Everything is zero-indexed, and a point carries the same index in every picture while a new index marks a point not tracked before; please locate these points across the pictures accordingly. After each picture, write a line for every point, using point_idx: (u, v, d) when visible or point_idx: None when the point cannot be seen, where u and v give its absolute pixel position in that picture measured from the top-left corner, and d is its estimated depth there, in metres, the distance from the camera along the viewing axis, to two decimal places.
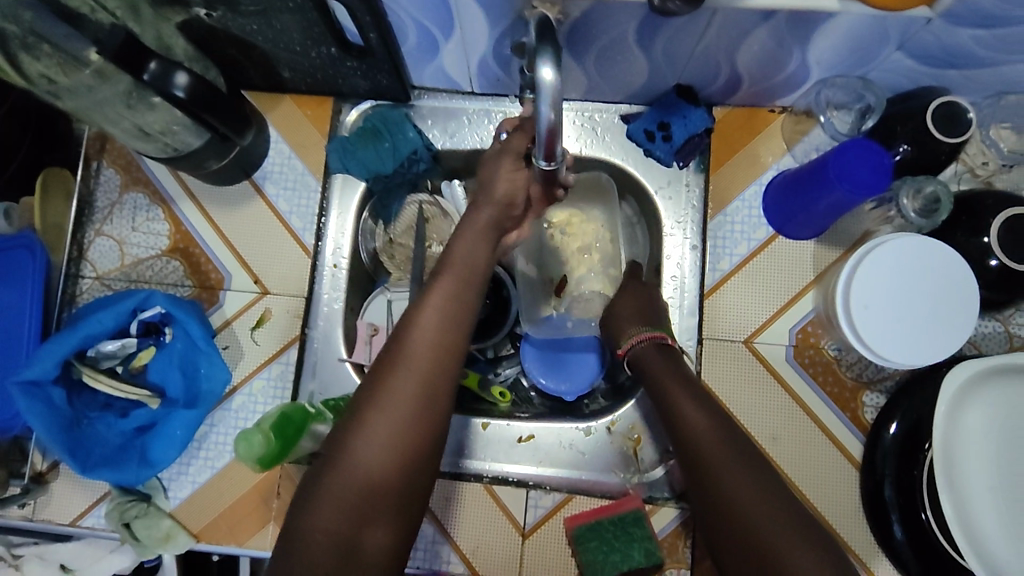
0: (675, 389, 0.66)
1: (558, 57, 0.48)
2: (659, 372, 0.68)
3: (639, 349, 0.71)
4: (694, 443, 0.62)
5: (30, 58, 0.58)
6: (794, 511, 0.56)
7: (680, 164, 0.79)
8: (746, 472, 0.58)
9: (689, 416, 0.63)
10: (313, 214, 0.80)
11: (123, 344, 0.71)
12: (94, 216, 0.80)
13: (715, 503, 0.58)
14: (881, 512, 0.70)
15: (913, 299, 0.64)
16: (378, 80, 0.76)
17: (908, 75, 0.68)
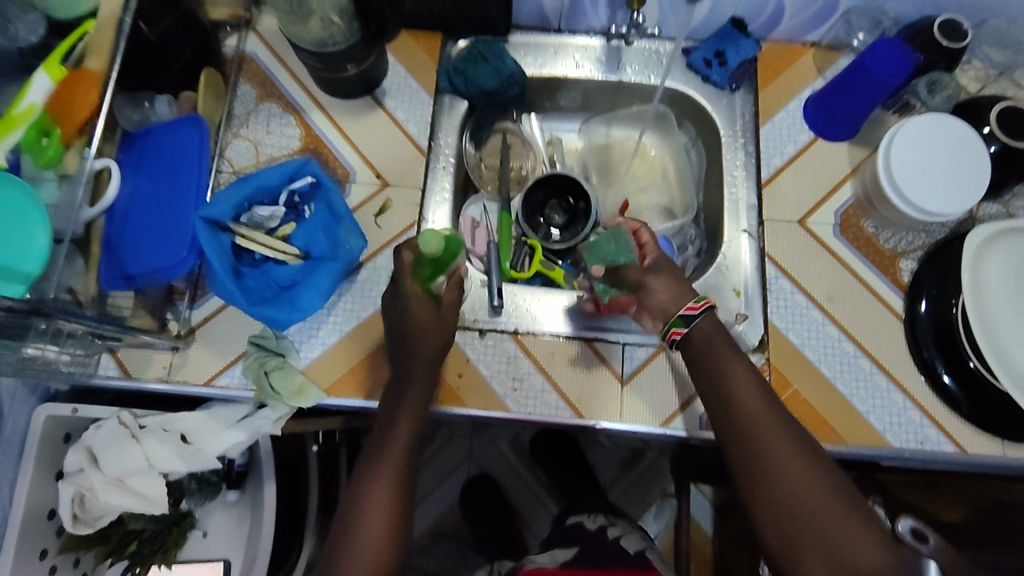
0: (722, 354, 0.72)
1: None
2: (713, 339, 0.73)
3: (702, 325, 0.73)
4: (743, 399, 0.68)
5: None
6: (817, 457, 0.65)
7: (733, 87, 0.95)
8: (779, 426, 0.66)
9: (738, 373, 0.70)
10: (426, 122, 0.93)
11: (273, 212, 0.81)
12: (232, 121, 0.91)
13: (753, 451, 0.66)
14: (930, 362, 0.82)
15: (941, 162, 0.79)
16: (488, 11, 0.92)
17: (916, 4, 0.87)
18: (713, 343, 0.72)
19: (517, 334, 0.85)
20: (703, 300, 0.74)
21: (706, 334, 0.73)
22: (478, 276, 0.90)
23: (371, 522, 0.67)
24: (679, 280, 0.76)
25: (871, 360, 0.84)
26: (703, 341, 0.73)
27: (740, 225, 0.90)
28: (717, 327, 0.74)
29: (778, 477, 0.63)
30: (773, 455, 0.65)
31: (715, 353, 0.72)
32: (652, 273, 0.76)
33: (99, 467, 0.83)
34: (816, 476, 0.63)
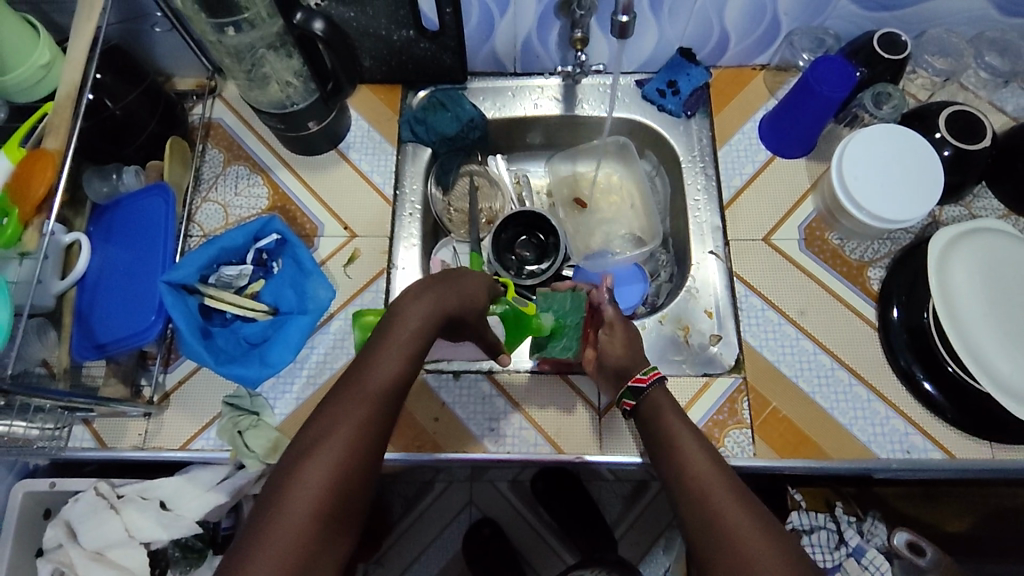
0: (669, 409, 0.70)
1: None
2: (661, 406, 0.71)
3: (652, 396, 0.72)
4: (693, 466, 0.63)
5: (196, 11, 0.73)
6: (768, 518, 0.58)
7: (688, 114, 0.97)
8: (731, 489, 0.60)
9: (690, 444, 0.66)
10: (390, 172, 0.95)
11: (241, 271, 0.82)
12: (201, 185, 0.93)
13: (704, 512, 0.59)
14: (910, 372, 0.81)
15: (894, 171, 0.80)
16: (443, 61, 0.95)
17: (855, 21, 0.89)
18: (661, 412, 0.70)
19: (493, 374, 0.84)
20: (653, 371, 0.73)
21: (657, 402, 0.71)
22: None
23: (330, 458, 0.55)
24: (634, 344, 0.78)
25: (850, 372, 0.83)
26: (653, 410, 0.71)
27: (706, 247, 0.91)
28: (668, 398, 0.72)
29: (717, 514, 0.59)
30: (723, 514, 0.58)
31: (667, 426, 0.69)
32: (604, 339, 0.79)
33: (78, 541, 0.83)
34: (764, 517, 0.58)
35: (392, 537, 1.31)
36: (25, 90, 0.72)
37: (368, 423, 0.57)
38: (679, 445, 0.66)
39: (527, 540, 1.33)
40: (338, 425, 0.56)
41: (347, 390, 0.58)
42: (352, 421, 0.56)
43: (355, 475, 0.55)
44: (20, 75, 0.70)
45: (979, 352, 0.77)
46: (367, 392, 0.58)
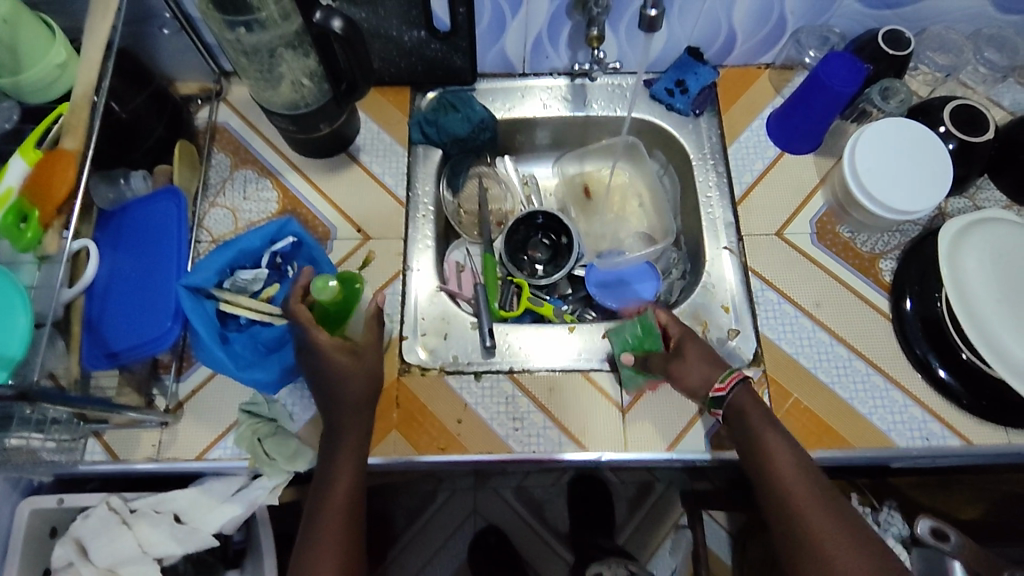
0: (754, 417, 0.72)
1: None
2: (746, 410, 0.72)
3: (735, 400, 0.73)
4: (785, 479, 0.67)
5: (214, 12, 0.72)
6: (858, 528, 0.64)
7: (697, 112, 0.98)
8: (820, 501, 0.66)
9: (781, 453, 0.69)
10: (402, 174, 0.94)
11: (256, 274, 0.79)
12: (209, 191, 0.92)
13: (794, 526, 0.66)
14: (925, 360, 0.83)
15: (906, 163, 0.81)
16: (454, 62, 0.95)
17: (859, 19, 0.91)
18: (747, 412, 0.72)
19: (514, 373, 0.84)
20: (732, 377, 0.74)
21: (741, 406, 0.72)
22: (468, 318, 0.89)
23: (329, 523, 0.67)
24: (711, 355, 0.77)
25: (867, 362, 0.84)
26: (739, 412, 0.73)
27: (719, 242, 0.92)
28: (750, 396, 0.74)
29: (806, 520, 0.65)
30: (811, 527, 0.65)
31: (756, 433, 0.71)
32: (677, 364, 0.76)
33: (88, 560, 0.80)
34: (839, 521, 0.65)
35: (395, 551, 1.27)
36: (40, 89, 0.71)
37: (348, 525, 0.68)
38: (769, 454, 0.69)
39: (533, 547, 1.31)
40: (323, 532, 0.67)
41: (325, 504, 0.68)
42: (336, 528, 0.67)
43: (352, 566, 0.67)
44: (37, 74, 0.69)
45: (992, 335, 0.78)
46: (339, 502, 0.68)
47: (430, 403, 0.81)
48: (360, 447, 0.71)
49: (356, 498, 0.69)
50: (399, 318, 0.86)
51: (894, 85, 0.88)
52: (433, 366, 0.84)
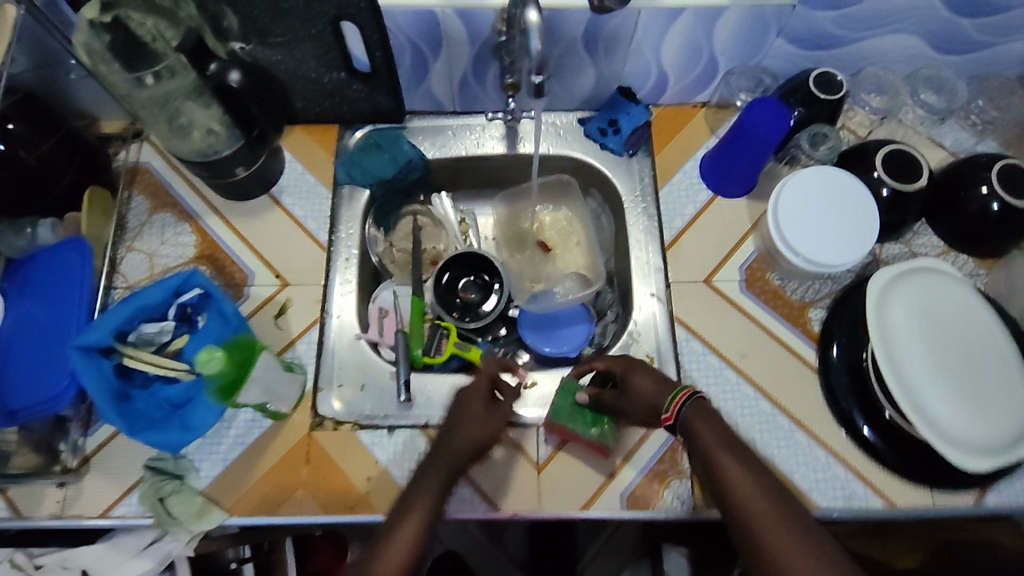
0: (706, 433, 0.68)
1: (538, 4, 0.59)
2: (694, 424, 0.69)
3: (685, 414, 0.70)
4: (744, 498, 0.63)
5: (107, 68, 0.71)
6: (821, 548, 0.59)
7: (630, 152, 0.96)
8: (782, 528, 0.61)
9: (735, 470, 0.65)
10: (325, 217, 0.92)
11: (162, 327, 0.78)
12: (126, 235, 0.90)
13: (757, 547, 0.61)
14: (848, 413, 0.81)
15: (830, 213, 0.79)
16: (378, 102, 0.92)
17: (792, 60, 0.89)
18: (692, 421, 0.69)
19: (428, 428, 0.82)
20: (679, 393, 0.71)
21: (689, 418, 0.69)
22: (387, 367, 0.87)
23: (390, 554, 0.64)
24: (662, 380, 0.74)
25: (790, 418, 0.82)
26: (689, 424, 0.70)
27: (648, 289, 0.89)
28: (701, 411, 0.70)
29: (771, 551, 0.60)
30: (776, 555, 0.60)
31: (710, 449, 0.67)
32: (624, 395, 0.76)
33: None
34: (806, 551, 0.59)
35: None
36: None
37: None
38: (723, 472, 0.65)
39: None
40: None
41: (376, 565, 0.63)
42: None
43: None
44: None
45: (913, 392, 0.76)
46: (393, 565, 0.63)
47: (340, 459, 0.80)
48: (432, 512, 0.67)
49: (416, 556, 0.65)
50: (314, 370, 0.84)
51: (825, 132, 0.88)
52: (347, 420, 0.82)
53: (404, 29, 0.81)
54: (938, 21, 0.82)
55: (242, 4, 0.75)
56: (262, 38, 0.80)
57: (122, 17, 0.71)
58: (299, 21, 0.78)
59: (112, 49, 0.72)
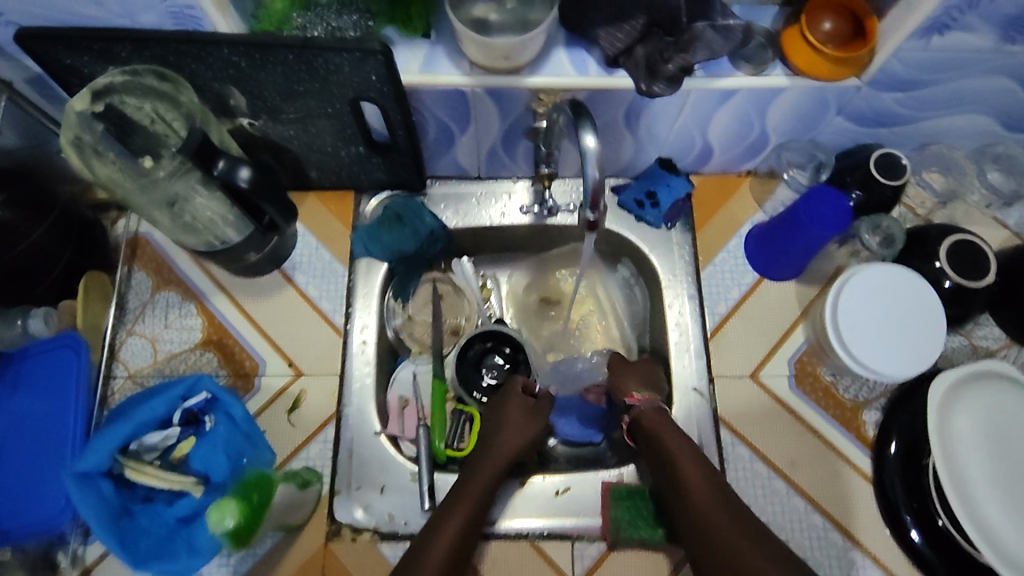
0: (666, 434, 0.73)
1: (597, 125, 0.55)
2: (656, 427, 0.74)
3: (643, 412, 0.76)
4: (695, 500, 0.67)
5: (101, 163, 0.66)
6: (771, 545, 0.63)
7: (669, 225, 0.88)
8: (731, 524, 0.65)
9: (690, 471, 0.69)
10: (341, 297, 0.85)
11: (166, 434, 0.71)
12: (127, 317, 0.83)
13: (706, 541, 0.65)
14: (896, 510, 0.76)
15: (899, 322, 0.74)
16: (398, 173, 0.85)
17: (850, 136, 0.81)
18: (648, 423, 0.75)
19: None
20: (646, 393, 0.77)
21: (642, 415, 0.76)
22: (408, 466, 0.80)
23: (449, 517, 0.68)
24: (648, 380, 0.80)
25: (843, 532, 0.77)
26: (643, 423, 0.76)
27: (688, 382, 0.82)
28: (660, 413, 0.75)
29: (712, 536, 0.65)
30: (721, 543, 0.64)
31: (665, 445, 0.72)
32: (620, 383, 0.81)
33: None
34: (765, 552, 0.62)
35: None
36: None
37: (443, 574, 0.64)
38: (683, 477, 0.69)
39: None
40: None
41: (430, 544, 0.66)
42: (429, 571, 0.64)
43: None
44: None
45: (969, 496, 0.72)
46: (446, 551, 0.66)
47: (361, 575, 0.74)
48: (479, 501, 0.70)
49: (466, 529, 0.68)
50: (331, 473, 0.78)
51: (892, 228, 0.81)
52: (366, 528, 0.76)
53: (429, 106, 0.73)
54: (1014, 103, 0.75)
55: (253, 85, 0.67)
56: (272, 115, 0.72)
57: (117, 104, 0.65)
58: (315, 101, 0.70)
59: (105, 138, 0.66)
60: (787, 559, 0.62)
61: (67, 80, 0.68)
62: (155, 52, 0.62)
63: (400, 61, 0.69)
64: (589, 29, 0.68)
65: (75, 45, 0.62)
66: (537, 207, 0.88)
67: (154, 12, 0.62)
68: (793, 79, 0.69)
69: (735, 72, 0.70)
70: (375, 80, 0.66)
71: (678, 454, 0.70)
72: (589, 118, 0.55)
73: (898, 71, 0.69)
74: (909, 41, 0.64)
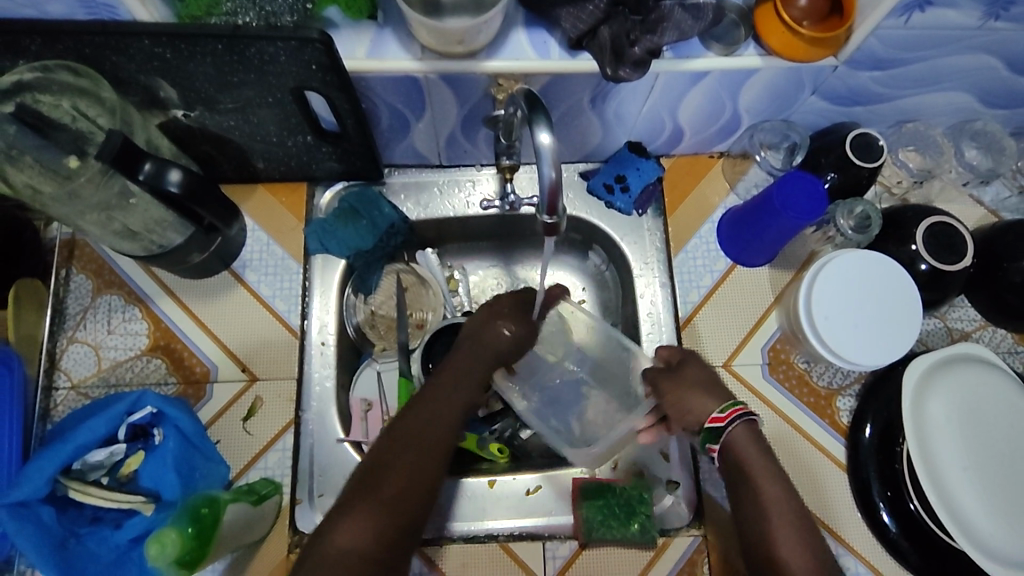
0: (755, 462, 0.65)
1: (552, 123, 0.53)
2: (743, 453, 0.66)
3: (731, 434, 0.67)
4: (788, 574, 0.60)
5: (16, 169, 0.61)
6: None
7: (639, 211, 0.85)
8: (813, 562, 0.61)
9: (784, 532, 0.62)
10: (296, 296, 0.81)
11: (111, 451, 0.67)
12: (66, 323, 0.78)
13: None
14: (869, 496, 0.75)
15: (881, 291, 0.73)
16: (352, 162, 0.79)
17: (824, 115, 0.78)
18: (737, 443, 0.67)
19: (422, 546, 0.74)
20: (733, 409, 0.67)
21: (733, 438, 0.67)
22: None
23: (428, 415, 0.69)
24: (712, 388, 0.71)
25: (817, 522, 0.76)
26: (732, 447, 0.67)
27: None
28: (750, 435, 0.67)
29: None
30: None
31: (759, 490, 0.64)
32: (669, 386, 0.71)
33: None
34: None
35: None
36: None
37: (408, 479, 0.64)
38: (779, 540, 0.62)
39: None
40: (382, 483, 0.63)
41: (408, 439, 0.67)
42: (391, 475, 0.64)
43: (389, 522, 0.62)
44: None
45: (947, 490, 0.70)
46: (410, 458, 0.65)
47: None
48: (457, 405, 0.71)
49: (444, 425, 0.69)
50: (291, 482, 0.75)
51: (872, 217, 0.78)
52: None
53: (380, 93, 0.67)
54: (994, 80, 0.72)
55: (181, 75, 0.61)
56: (208, 106, 0.66)
57: (30, 103, 0.60)
58: (254, 92, 0.64)
59: (22, 136, 0.60)
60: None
61: None
62: (68, 45, 0.57)
63: (344, 47, 0.63)
64: (550, 9, 0.63)
65: None
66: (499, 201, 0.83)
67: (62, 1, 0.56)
68: (766, 59, 0.66)
69: (706, 52, 0.66)
70: (315, 70, 0.61)
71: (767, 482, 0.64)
72: (543, 116, 0.52)
73: (875, 49, 0.65)
74: (888, 19, 0.61)
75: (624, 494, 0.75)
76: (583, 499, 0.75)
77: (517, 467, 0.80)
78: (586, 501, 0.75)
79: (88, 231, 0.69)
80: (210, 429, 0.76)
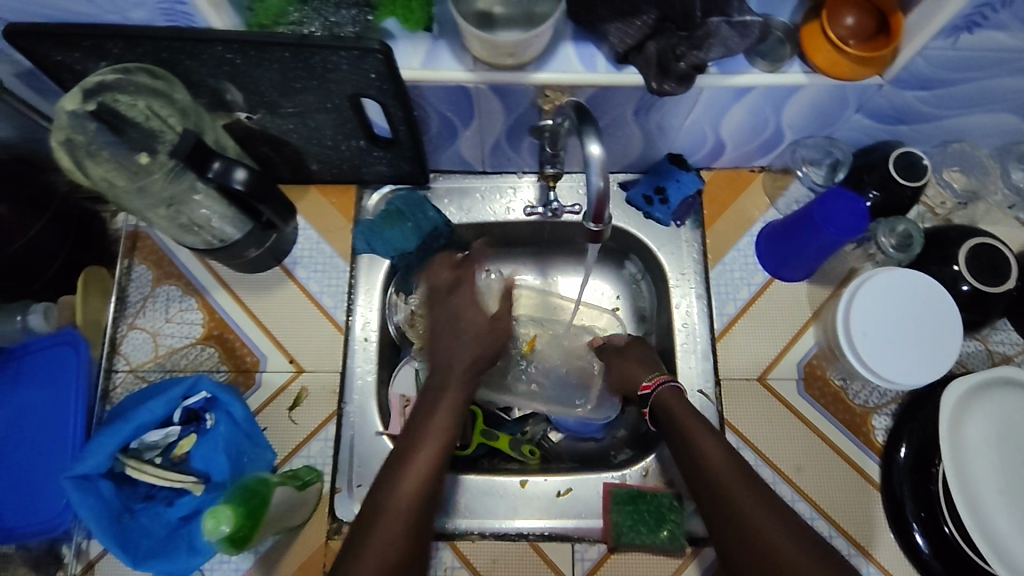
0: (683, 415, 0.69)
1: (600, 135, 0.55)
2: (670, 404, 0.71)
3: (658, 394, 0.73)
4: (748, 518, 0.58)
5: (93, 163, 0.65)
6: (794, 525, 0.58)
7: (677, 223, 0.86)
8: (753, 496, 0.60)
9: (734, 485, 0.61)
10: (342, 293, 0.84)
11: (166, 433, 0.71)
12: (127, 310, 0.82)
13: (734, 521, 0.59)
14: (903, 516, 0.74)
15: (887, 309, 0.74)
16: (400, 167, 0.82)
17: (868, 133, 0.78)
18: (673, 410, 0.71)
19: (455, 540, 0.76)
20: (658, 376, 0.75)
21: (665, 403, 0.71)
22: None
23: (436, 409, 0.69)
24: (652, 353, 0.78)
25: (847, 539, 0.76)
26: (665, 410, 0.71)
27: (693, 384, 0.81)
28: (677, 395, 0.72)
29: (740, 519, 0.58)
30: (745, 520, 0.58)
31: (696, 445, 0.66)
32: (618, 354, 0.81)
33: None
34: (799, 542, 0.56)
35: None
36: None
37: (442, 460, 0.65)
38: (722, 485, 0.62)
39: None
40: (416, 464, 0.63)
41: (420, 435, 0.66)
42: (427, 454, 0.64)
43: (432, 498, 0.62)
44: None
45: (982, 514, 0.69)
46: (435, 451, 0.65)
47: None
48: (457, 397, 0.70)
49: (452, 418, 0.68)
50: (332, 471, 0.78)
51: (914, 236, 0.77)
52: None
53: (432, 102, 0.71)
54: None
55: (248, 80, 0.65)
56: (271, 109, 0.70)
57: (109, 102, 0.64)
58: (313, 97, 0.68)
59: (99, 136, 0.65)
60: (817, 546, 0.56)
61: (60, 75, 0.66)
62: (148, 50, 0.61)
63: (401, 56, 0.66)
64: (598, 24, 0.65)
65: (66, 42, 0.61)
66: (541, 207, 0.85)
67: (145, 8, 0.60)
68: (810, 76, 0.67)
69: (751, 68, 0.67)
70: (373, 78, 0.64)
71: (703, 436, 0.66)
72: (592, 126, 0.54)
73: (922, 69, 0.66)
74: (936, 40, 0.61)
75: (655, 501, 0.76)
76: (613, 503, 0.76)
77: (548, 469, 0.82)
78: (616, 506, 0.76)
79: (155, 224, 0.73)
80: (257, 417, 0.79)
